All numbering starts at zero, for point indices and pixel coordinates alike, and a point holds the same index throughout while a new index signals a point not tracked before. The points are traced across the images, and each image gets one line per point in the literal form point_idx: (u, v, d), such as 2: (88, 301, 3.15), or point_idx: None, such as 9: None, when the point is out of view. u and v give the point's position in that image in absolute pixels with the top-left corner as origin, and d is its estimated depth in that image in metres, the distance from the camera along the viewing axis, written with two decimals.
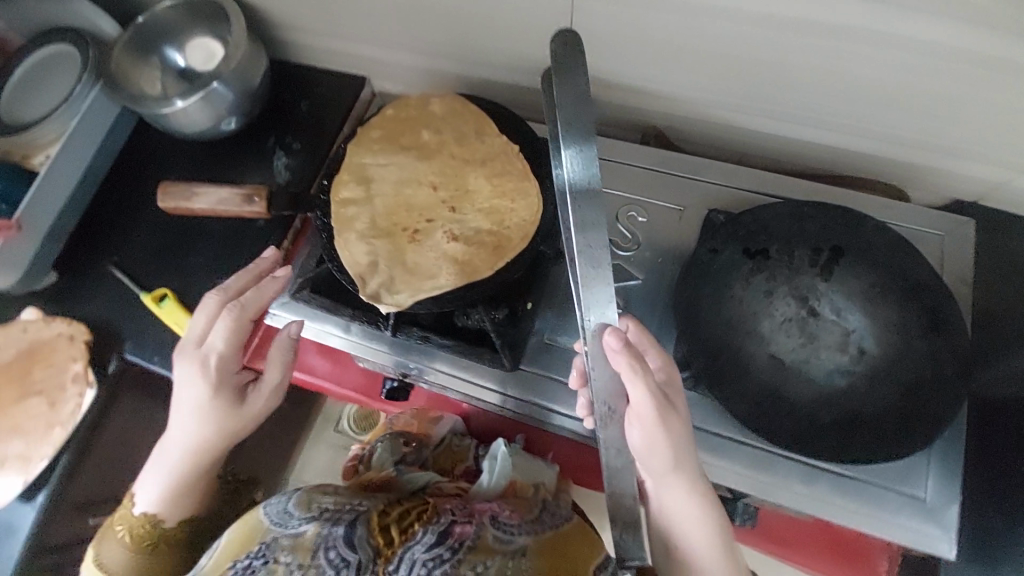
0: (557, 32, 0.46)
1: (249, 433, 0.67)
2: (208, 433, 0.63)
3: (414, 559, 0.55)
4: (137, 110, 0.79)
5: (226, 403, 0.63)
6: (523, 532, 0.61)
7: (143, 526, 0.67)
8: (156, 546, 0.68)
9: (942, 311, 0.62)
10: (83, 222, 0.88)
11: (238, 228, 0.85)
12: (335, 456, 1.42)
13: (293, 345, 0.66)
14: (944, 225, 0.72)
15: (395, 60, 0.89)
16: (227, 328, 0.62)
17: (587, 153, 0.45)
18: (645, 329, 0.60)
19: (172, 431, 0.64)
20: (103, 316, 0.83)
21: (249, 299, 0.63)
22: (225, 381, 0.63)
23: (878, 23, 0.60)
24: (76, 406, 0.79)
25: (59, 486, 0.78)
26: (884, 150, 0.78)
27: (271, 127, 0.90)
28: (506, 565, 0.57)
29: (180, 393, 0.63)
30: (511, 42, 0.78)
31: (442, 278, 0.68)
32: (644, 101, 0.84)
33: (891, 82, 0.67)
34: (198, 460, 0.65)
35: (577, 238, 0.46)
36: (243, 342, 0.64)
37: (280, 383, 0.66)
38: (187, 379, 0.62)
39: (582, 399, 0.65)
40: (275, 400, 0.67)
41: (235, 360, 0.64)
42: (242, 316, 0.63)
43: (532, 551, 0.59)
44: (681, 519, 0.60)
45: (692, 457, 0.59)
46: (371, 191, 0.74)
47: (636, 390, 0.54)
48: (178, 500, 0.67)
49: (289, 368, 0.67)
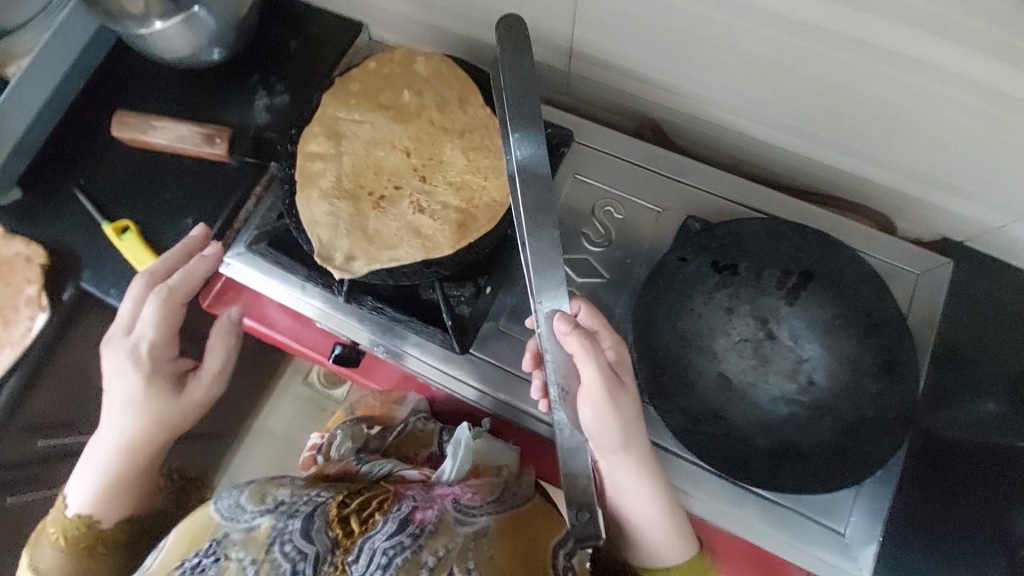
0: (501, 20, 0.57)
1: (191, 423, 0.69)
2: (149, 422, 0.65)
3: (375, 548, 0.51)
4: (113, 27, 0.73)
5: (163, 390, 0.65)
6: (485, 513, 0.59)
7: (77, 527, 0.67)
8: (93, 547, 0.67)
9: (894, 352, 0.60)
10: (53, 139, 0.83)
11: (210, 168, 0.81)
12: (302, 405, 1.44)
13: (230, 329, 0.70)
14: (922, 264, 0.72)
15: (392, 10, 0.84)
16: (156, 314, 0.65)
17: (533, 134, 0.55)
18: (597, 311, 0.61)
19: (108, 426, 0.66)
20: (59, 237, 0.79)
21: (175, 282, 0.66)
22: (160, 369, 0.66)
23: (895, 41, 0.56)
24: (27, 329, 0.78)
25: (9, 402, 0.80)
26: (881, 177, 0.76)
27: (256, 64, 0.85)
28: (468, 547, 0.54)
29: (111, 385, 0.65)
30: (514, 7, 0.74)
31: (402, 250, 0.67)
32: (645, 91, 0.80)
33: (904, 105, 0.63)
34: (135, 451, 0.66)
35: (527, 217, 0.54)
36: (174, 327, 0.66)
37: (218, 369, 0.69)
38: (119, 370, 0.65)
39: (537, 381, 0.65)
40: (218, 387, 0.70)
41: (168, 348, 0.67)
42: (172, 298, 0.65)
43: (495, 530, 0.57)
44: (636, 496, 0.61)
45: (643, 435, 0.61)
46: (341, 147, 0.71)
47: (586, 368, 0.56)
48: (113, 498, 0.67)
49: (231, 354, 0.70)
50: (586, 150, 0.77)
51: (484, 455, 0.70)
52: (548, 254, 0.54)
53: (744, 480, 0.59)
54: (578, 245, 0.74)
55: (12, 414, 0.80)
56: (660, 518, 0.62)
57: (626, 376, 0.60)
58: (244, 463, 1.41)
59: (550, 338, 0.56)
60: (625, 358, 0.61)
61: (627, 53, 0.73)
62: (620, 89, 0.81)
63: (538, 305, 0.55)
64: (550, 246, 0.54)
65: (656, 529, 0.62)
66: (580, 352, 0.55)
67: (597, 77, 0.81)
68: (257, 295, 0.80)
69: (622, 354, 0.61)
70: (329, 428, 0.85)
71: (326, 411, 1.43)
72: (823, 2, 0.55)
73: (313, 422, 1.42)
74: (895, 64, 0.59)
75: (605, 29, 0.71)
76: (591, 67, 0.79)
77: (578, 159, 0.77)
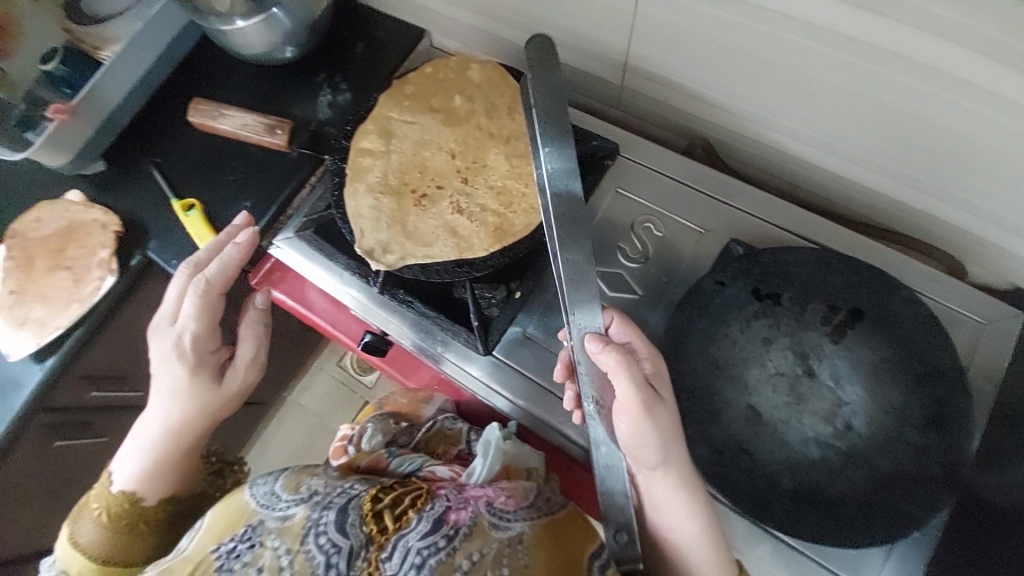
0: (529, 40, 0.56)
1: (230, 410, 0.71)
2: (192, 409, 0.68)
3: (409, 547, 0.51)
4: (199, 24, 0.79)
5: (205, 380, 0.68)
6: (520, 519, 0.58)
7: (121, 505, 0.68)
8: (135, 526, 0.69)
9: (947, 406, 0.56)
10: (138, 119, 0.91)
11: (271, 157, 0.86)
12: (332, 389, 1.49)
13: (261, 316, 0.72)
14: (987, 312, 0.67)
15: (454, 17, 0.87)
16: (196, 305, 0.66)
17: (563, 149, 0.53)
18: (630, 323, 0.60)
19: (155, 411, 0.69)
20: (133, 210, 0.87)
21: (213, 274, 0.66)
22: (203, 361, 0.67)
23: (976, 74, 0.52)
24: (96, 288, 0.85)
25: (68, 355, 0.86)
26: (950, 216, 0.71)
27: (324, 63, 0.90)
28: (503, 553, 0.54)
29: (158, 373, 0.68)
30: (572, 18, 0.74)
31: (437, 248, 0.69)
32: (699, 110, 0.78)
33: (981, 142, 0.59)
34: (179, 435, 0.68)
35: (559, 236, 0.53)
36: (214, 318, 0.67)
37: (253, 358, 0.71)
38: (165, 360, 0.67)
39: (571, 392, 0.64)
40: (253, 375, 0.72)
41: (209, 339, 0.68)
42: (210, 289, 0.66)
43: (530, 537, 0.56)
44: (674, 514, 0.59)
45: (684, 451, 0.59)
46: (390, 145, 0.74)
47: (620, 384, 0.55)
48: (157, 479, 0.69)
49: (260, 341, 0.72)
50: (631, 165, 0.77)
51: (513, 457, 0.69)
52: (582, 268, 0.54)
53: (761, 520, 0.58)
54: (613, 259, 0.73)
55: (72, 366, 0.87)
56: (703, 539, 0.59)
57: (664, 393, 0.58)
58: (272, 437, 1.47)
59: (584, 350, 0.56)
60: (662, 373, 0.59)
61: (683, 70, 0.72)
62: (673, 105, 0.80)
63: (571, 319, 0.55)
64: (583, 259, 0.54)
65: (700, 550, 0.59)
66: (613, 366, 0.54)
67: (650, 92, 0.80)
68: (301, 280, 0.85)
69: (659, 368, 0.59)
70: (359, 420, 0.83)
71: (354, 397, 1.48)
72: (897, 27, 0.53)
73: (340, 407, 1.47)
74: (972, 97, 0.55)
75: (662, 44, 0.70)
76: (645, 82, 0.78)
77: (622, 173, 0.76)
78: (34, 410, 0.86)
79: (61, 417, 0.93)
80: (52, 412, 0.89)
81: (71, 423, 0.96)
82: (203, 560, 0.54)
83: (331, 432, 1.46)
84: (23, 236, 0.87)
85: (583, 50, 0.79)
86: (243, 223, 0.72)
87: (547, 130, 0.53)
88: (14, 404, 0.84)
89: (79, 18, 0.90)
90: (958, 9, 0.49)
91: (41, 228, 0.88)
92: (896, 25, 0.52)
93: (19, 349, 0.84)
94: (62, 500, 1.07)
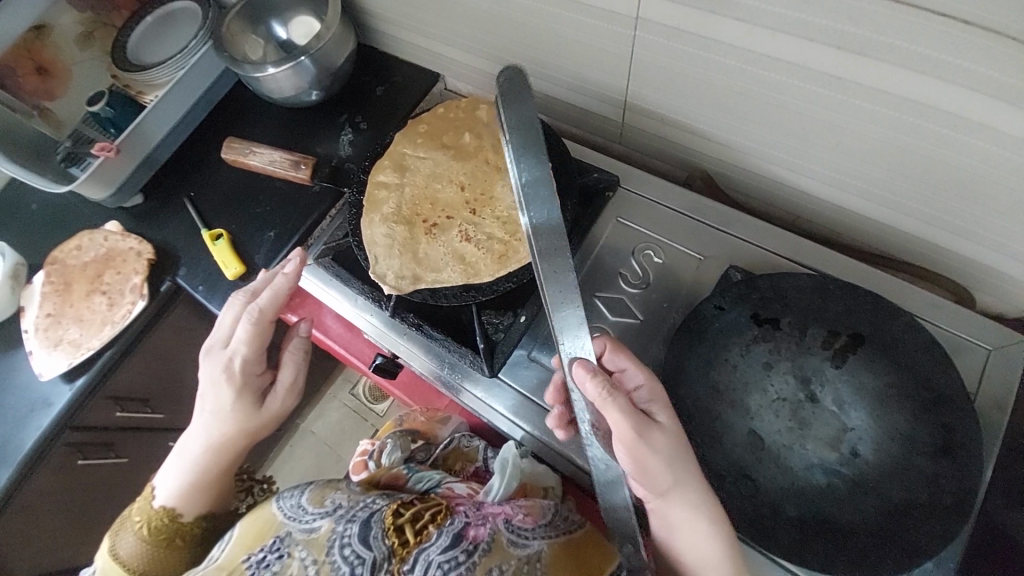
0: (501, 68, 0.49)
1: (268, 432, 0.72)
2: (232, 430, 0.68)
3: (430, 560, 0.54)
4: (235, 71, 0.86)
5: (249, 402, 0.69)
6: (539, 536, 0.60)
7: (162, 518, 0.69)
8: (171, 540, 0.69)
9: (958, 433, 0.56)
10: (174, 157, 0.98)
11: (295, 190, 0.92)
12: (344, 415, 1.51)
13: (303, 345, 0.73)
14: (996, 339, 0.66)
15: (468, 63, 0.94)
16: (249, 331, 0.67)
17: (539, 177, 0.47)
18: (616, 346, 0.61)
19: (196, 428, 0.69)
20: (166, 239, 0.93)
21: (265, 301, 0.68)
22: (248, 384, 0.69)
23: (958, 106, 0.55)
24: (127, 311, 0.91)
25: (95, 376, 0.90)
26: (953, 243, 0.72)
27: (347, 105, 0.98)
28: (520, 570, 0.56)
29: (205, 393, 0.69)
30: (575, 62, 0.80)
31: (446, 273, 0.72)
32: (698, 144, 0.81)
33: (969, 171, 0.61)
34: (221, 455, 0.69)
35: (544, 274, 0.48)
36: (264, 344, 0.69)
37: (294, 383, 0.72)
38: (214, 380, 0.68)
39: (558, 410, 0.65)
40: (293, 400, 0.73)
41: (257, 363, 0.69)
42: (262, 318, 0.67)
43: (548, 555, 0.59)
44: (688, 533, 0.58)
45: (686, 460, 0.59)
46: (404, 178, 0.79)
47: (610, 415, 0.53)
48: (195, 495, 0.69)
49: (300, 368, 0.73)
50: (632, 197, 0.80)
51: (530, 475, 0.69)
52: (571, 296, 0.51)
53: (765, 548, 0.56)
54: (615, 284, 0.75)
55: (97, 386, 0.91)
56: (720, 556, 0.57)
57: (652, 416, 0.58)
58: (283, 465, 1.48)
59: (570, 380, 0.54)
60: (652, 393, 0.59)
61: (680, 107, 0.77)
62: (673, 140, 0.84)
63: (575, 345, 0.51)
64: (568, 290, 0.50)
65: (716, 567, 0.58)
66: (598, 399, 0.52)
67: (651, 128, 0.84)
68: (318, 306, 0.89)
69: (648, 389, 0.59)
70: (379, 436, 0.84)
71: (364, 424, 1.49)
72: (879, 65, 0.56)
73: (350, 434, 1.49)
74: (958, 128, 0.57)
75: (659, 84, 0.75)
76: (645, 119, 0.83)
77: (623, 204, 0.80)
78: (59, 428, 0.90)
79: (85, 437, 0.97)
80: (75, 430, 0.93)
81: (93, 443, 1.00)
82: (234, 568, 0.57)
83: (341, 460, 1.46)
84: (64, 263, 0.94)
85: (586, 91, 0.84)
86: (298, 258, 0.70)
87: (522, 154, 0.47)
88: (40, 424, 0.88)
89: (127, 64, 0.99)
90: (935, 47, 0.52)
91: (80, 255, 0.94)
92: (878, 62, 0.56)
93: (51, 369, 0.89)
94: (78, 519, 1.10)
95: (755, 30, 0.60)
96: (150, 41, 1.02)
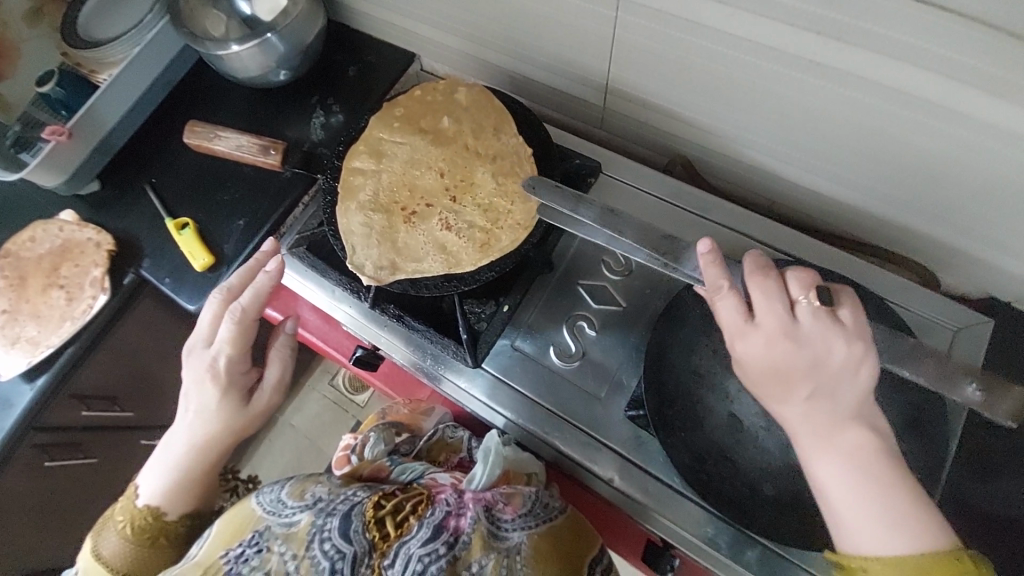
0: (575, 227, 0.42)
1: (256, 430, 0.70)
2: (219, 429, 0.66)
3: (410, 554, 0.54)
4: (196, 48, 0.80)
5: (234, 401, 0.66)
6: (518, 528, 0.61)
7: (145, 518, 0.66)
8: (157, 540, 0.66)
9: (925, 412, 0.59)
10: (134, 141, 0.93)
11: (266, 176, 0.88)
12: (324, 406, 1.49)
13: (291, 342, 0.71)
14: (960, 319, 0.69)
15: (445, 44, 0.91)
16: (232, 329, 0.65)
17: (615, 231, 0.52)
18: (763, 264, 0.53)
19: (180, 426, 0.67)
20: (127, 229, 0.88)
21: (247, 301, 0.65)
22: (235, 382, 0.67)
23: (932, 93, 0.56)
24: (89, 306, 0.86)
25: (57, 375, 0.86)
26: (921, 226, 0.74)
27: (318, 86, 0.93)
28: (500, 562, 0.57)
29: (188, 393, 0.67)
30: (556, 44, 0.78)
31: (426, 263, 0.71)
32: (679, 130, 0.81)
33: (939, 156, 0.63)
34: (206, 453, 0.66)
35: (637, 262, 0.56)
36: (249, 342, 0.67)
37: (282, 380, 0.70)
38: (198, 380, 0.66)
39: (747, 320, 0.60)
40: (281, 397, 0.71)
41: (242, 361, 0.67)
42: (245, 317, 0.65)
43: (528, 548, 0.60)
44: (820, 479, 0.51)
45: (859, 395, 0.50)
46: (381, 164, 0.77)
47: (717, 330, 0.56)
48: (181, 494, 0.66)
49: (288, 363, 0.71)
50: (614, 183, 0.80)
51: (513, 462, 0.69)
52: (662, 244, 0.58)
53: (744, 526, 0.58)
54: (597, 272, 0.75)
55: (61, 385, 0.87)
56: (894, 526, 0.47)
57: (786, 351, 0.50)
58: (263, 459, 1.46)
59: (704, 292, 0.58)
60: (807, 320, 0.51)
61: (662, 92, 0.76)
62: (654, 126, 0.83)
63: (677, 273, 0.60)
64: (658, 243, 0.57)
65: (892, 547, 0.47)
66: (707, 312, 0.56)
67: (632, 113, 0.83)
68: (294, 297, 0.86)
69: (799, 315, 0.51)
70: (361, 430, 0.83)
71: (345, 415, 1.48)
72: (859, 52, 0.56)
73: (331, 425, 1.47)
74: (931, 114, 0.58)
75: (640, 68, 0.74)
76: (626, 104, 0.82)
77: (605, 191, 0.79)
78: (20, 429, 0.85)
79: (50, 437, 0.92)
80: (39, 431, 0.89)
81: (59, 443, 0.96)
82: (210, 565, 0.55)
83: (322, 451, 1.45)
84: (17, 256, 0.88)
85: (568, 74, 0.82)
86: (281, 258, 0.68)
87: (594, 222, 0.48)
88: (1, 425, 0.84)
89: (76, 40, 0.92)
90: (912, 34, 0.52)
91: (34, 247, 0.88)
92: (858, 50, 0.56)
93: (9, 369, 0.84)
94: (47, 522, 1.06)
95: (736, 13, 0.59)
96: (101, 15, 0.95)
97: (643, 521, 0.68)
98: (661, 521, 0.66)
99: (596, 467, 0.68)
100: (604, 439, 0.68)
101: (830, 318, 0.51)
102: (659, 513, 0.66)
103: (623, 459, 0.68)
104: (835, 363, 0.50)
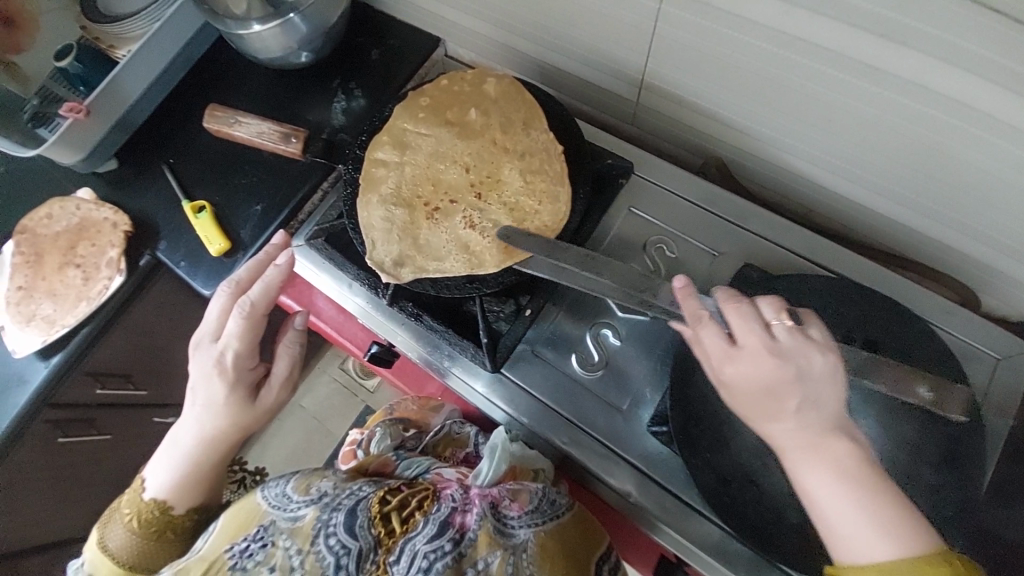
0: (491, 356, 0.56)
1: (262, 425, 0.69)
2: (224, 424, 0.65)
3: (415, 551, 0.54)
4: (215, 25, 0.78)
5: (241, 397, 0.65)
6: (525, 525, 0.60)
7: (152, 512, 0.66)
8: (163, 534, 0.66)
9: (961, 445, 0.56)
10: (153, 120, 0.91)
11: (285, 163, 0.86)
12: (334, 391, 1.49)
13: (299, 338, 0.69)
14: (1004, 346, 0.65)
15: (474, 30, 0.87)
16: (241, 324, 0.64)
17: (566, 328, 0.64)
18: (728, 292, 0.52)
19: (186, 420, 0.66)
20: (144, 210, 0.87)
21: (256, 295, 0.64)
22: (241, 378, 0.65)
23: (999, 109, 0.52)
24: (105, 286, 0.85)
25: (72, 354, 0.86)
26: (968, 245, 0.70)
27: (340, 69, 0.90)
28: (507, 561, 0.56)
29: (194, 387, 0.66)
30: (591, 35, 0.74)
31: (448, 263, 0.68)
32: (716, 131, 0.77)
33: (995, 175, 0.59)
34: (213, 447, 0.66)
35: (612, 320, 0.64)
36: (256, 337, 0.66)
37: (289, 376, 0.69)
38: (205, 375, 0.65)
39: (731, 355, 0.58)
40: (287, 393, 0.70)
41: (249, 357, 0.66)
42: (254, 312, 0.65)
43: (534, 545, 0.59)
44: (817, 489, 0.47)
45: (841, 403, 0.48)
46: (404, 156, 0.74)
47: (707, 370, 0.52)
48: (187, 488, 0.66)
49: (297, 359, 0.69)
50: (644, 184, 0.76)
51: (520, 458, 0.66)
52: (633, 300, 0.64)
53: (765, 553, 0.56)
54: None
55: (75, 364, 0.87)
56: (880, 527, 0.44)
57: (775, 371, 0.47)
58: (272, 439, 1.47)
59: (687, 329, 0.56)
60: (785, 338, 0.49)
61: (701, 91, 0.72)
62: (690, 125, 0.79)
63: None
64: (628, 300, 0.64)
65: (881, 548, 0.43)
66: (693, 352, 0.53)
67: (667, 110, 0.79)
68: (309, 286, 0.85)
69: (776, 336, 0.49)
70: (368, 424, 0.82)
71: (354, 400, 1.48)
72: (922, 59, 0.52)
73: (340, 409, 1.47)
74: (993, 130, 0.54)
75: (680, 62, 0.70)
76: (661, 100, 0.78)
77: (635, 192, 0.76)
78: (35, 406, 0.86)
79: (64, 414, 0.93)
80: (53, 408, 0.89)
81: (74, 419, 0.96)
82: (215, 559, 0.55)
83: (330, 435, 1.45)
84: (34, 232, 0.87)
85: (602, 67, 0.78)
86: (292, 253, 0.68)
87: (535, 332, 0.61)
88: (16, 401, 0.84)
89: (97, 14, 0.90)
90: (981, 42, 0.48)
91: (51, 224, 0.87)
92: (921, 56, 0.51)
93: (25, 346, 0.84)
94: (62, 493, 1.08)
95: (792, 10, 0.55)
96: None
97: (657, 535, 0.67)
98: (677, 537, 0.65)
99: (612, 479, 0.66)
100: (623, 452, 0.66)
101: (804, 335, 0.49)
102: (674, 530, 0.64)
103: (641, 472, 0.66)
104: (819, 376, 0.48)
